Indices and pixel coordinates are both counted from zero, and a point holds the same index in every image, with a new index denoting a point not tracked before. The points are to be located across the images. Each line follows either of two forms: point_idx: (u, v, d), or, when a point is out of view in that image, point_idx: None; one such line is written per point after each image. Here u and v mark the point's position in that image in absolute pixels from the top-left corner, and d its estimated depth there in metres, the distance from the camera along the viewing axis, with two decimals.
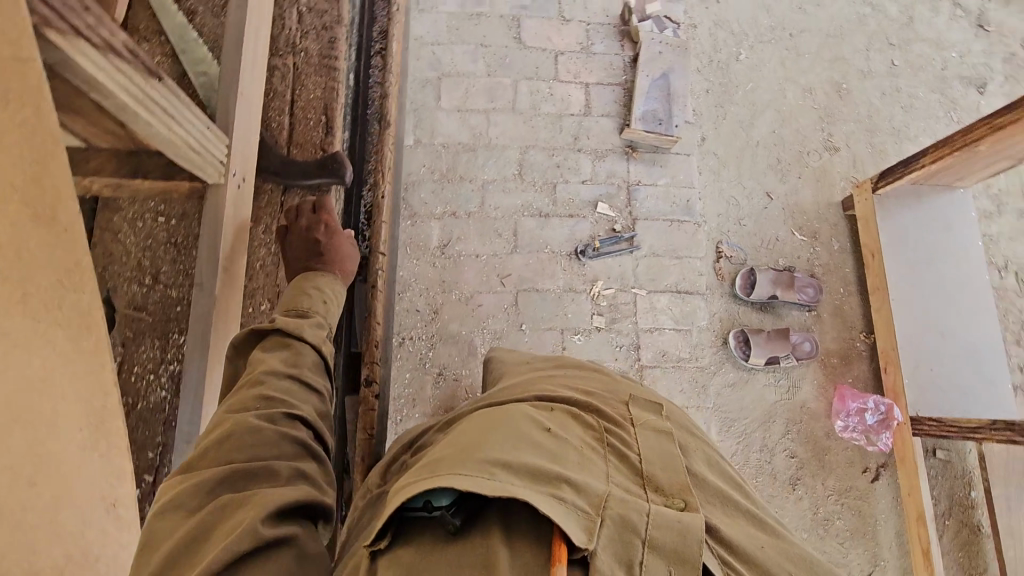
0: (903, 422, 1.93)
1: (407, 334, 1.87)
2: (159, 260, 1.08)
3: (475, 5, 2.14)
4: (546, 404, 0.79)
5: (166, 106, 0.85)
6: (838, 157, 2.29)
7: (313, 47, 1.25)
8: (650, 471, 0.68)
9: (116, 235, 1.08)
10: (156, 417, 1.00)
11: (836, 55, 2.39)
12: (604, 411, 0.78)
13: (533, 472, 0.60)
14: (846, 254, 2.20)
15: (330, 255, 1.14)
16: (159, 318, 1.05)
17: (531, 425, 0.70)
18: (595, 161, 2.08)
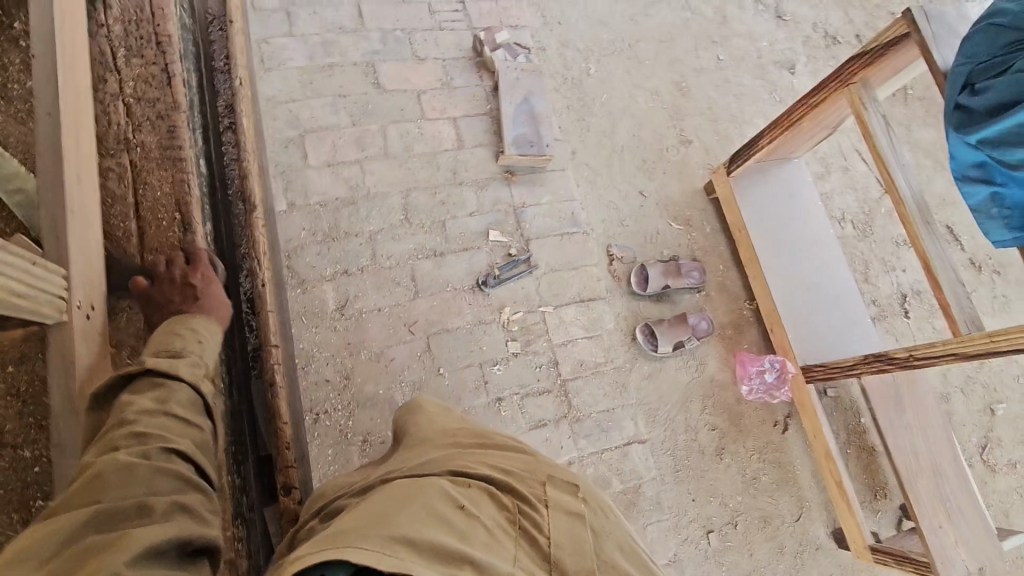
0: (797, 372, 2.14)
1: (322, 409, 1.75)
2: (3, 419, 0.99)
3: (324, 56, 2.08)
4: (465, 481, 0.88)
5: None
6: (693, 148, 2.50)
7: (150, 141, 1.15)
8: (558, 557, 0.76)
9: None
10: None
11: (671, 57, 2.62)
12: (520, 492, 0.87)
13: (436, 553, 0.68)
14: (718, 234, 2.40)
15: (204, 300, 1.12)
16: (15, 489, 0.97)
17: (445, 503, 0.79)
18: (478, 191, 2.10)
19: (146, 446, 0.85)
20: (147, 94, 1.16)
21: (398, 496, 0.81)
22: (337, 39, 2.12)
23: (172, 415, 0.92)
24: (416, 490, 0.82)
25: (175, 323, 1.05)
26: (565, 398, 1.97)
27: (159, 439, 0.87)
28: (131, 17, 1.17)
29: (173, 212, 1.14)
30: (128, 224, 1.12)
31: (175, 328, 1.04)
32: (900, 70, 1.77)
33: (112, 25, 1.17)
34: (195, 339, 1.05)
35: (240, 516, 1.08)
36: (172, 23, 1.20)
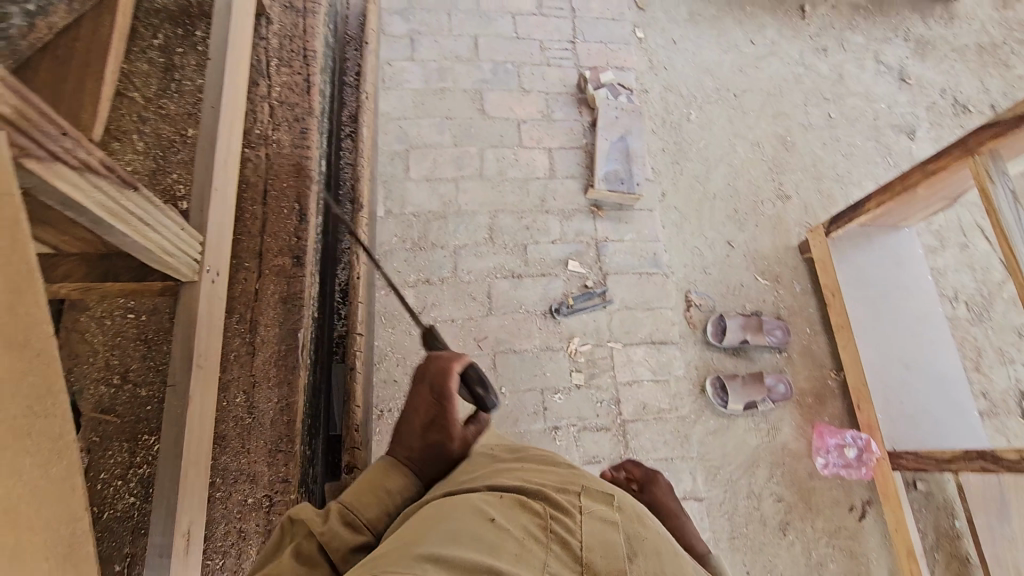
0: (882, 456, 1.96)
1: (386, 407, 1.83)
2: (128, 358, 1.09)
3: (438, 81, 2.24)
4: (497, 493, 0.88)
5: (143, 214, 0.84)
6: (791, 204, 2.41)
7: (286, 135, 1.26)
8: (589, 559, 0.78)
9: (84, 335, 1.09)
10: (127, 522, 1.01)
11: (778, 110, 2.57)
12: (551, 498, 0.88)
13: (466, 569, 0.69)
14: (809, 294, 2.28)
15: (426, 451, 1.05)
16: (127, 421, 1.07)
17: (476, 518, 0.80)
18: (563, 221, 2.15)
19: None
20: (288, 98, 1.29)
21: (432, 515, 0.82)
22: (452, 66, 2.28)
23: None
24: (448, 507, 0.84)
25: (381, 477, 0.99)
26: (623, 438, 1.93)
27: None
28: (287, 33, 1.34)
29: (295, 193, 1.21)
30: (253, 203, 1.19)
31: (370, 498, 0.96)
32: None
33: (268, 39, 1.32)
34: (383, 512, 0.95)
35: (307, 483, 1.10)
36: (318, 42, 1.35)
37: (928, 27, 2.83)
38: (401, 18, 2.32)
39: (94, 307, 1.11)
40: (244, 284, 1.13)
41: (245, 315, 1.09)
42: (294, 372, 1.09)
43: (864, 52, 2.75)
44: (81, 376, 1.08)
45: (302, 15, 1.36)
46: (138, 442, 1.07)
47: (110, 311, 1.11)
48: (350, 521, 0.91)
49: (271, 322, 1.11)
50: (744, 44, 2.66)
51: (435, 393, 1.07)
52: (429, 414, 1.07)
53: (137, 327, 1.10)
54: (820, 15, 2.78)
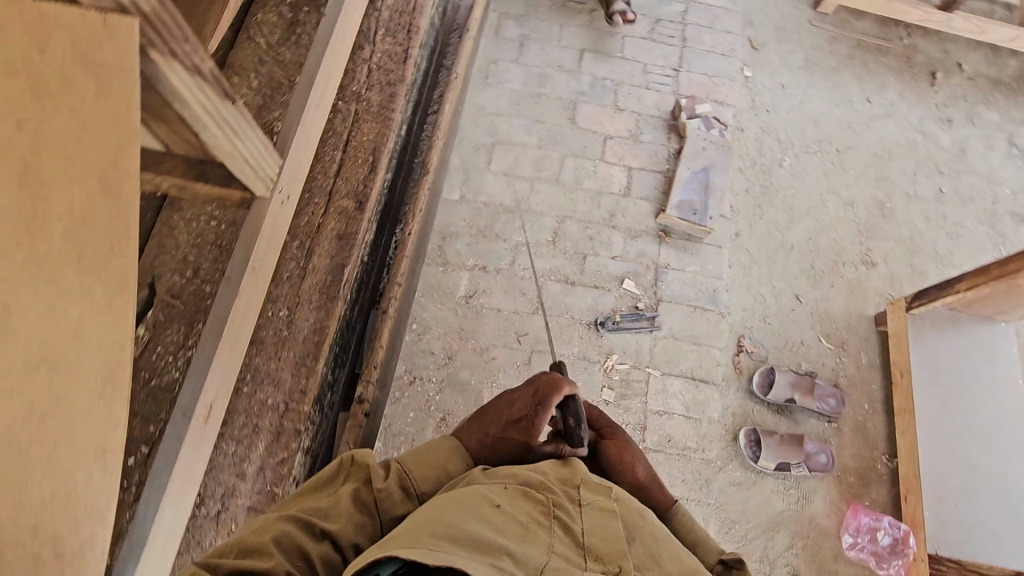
0: (921, 558, 1.74)
1: (419, 374, 1.92)
2: (204, 257, 1.00)
3: (537, 86, 2.34)
4: (500, 481, 0.89)
5: (236, 125, 0.80)
6: (875, 272, 2.26)
7: (382, 65, 1.19)
8: (590, 543, 0.81)
9: (173, 230, 1.01)
10: (164, 395, 0.90)
11: (881, 174, 2.43)
12: (552, 487, 0.89)
13: (479, 546, 0.72)
14: (874, 369, 2.12)
15: (496, 445, 1.01)
16: (189, 307, 0.96)
17: (482, 501, 0.81)
18: (628, 240, 2.16)
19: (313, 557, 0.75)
20: (394, 32, 1.23)
21: (440, 498, 0.83)
22: (552, 74, 2.36)
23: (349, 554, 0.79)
24: (455, 491, 0.84)
25: (446, 452, 0.97)
26: None
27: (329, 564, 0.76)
28: (400, 6, 1.26)
29: (379, 122, 1.14)
30: (339, 123, 1.12)
31: (431, 467, 0.94)
32: None
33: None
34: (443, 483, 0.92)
35: (319, 406, 1.01)
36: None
37: None
38: (516, 23, 2.44)
39: (185, 204, 1.03)
40: (312, 201, 1.06)
41: (305, 231, 1.04)
42: (336, 298, 1.01)
43: (995, 130, 2.54)
44: (160, 264, 0.99)
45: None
46: (193, 330, 0.96)
47: (199, 216, 1.02)
48: (409, 485, 0.89)
49: (325, 242, 1.04)
50: (859, 101, 2.55)
51: (536, 400, 1.03)
52: (517, 415, 1.02)
53: (217, 230, 1.01)
54: (953, 84, 2.61)
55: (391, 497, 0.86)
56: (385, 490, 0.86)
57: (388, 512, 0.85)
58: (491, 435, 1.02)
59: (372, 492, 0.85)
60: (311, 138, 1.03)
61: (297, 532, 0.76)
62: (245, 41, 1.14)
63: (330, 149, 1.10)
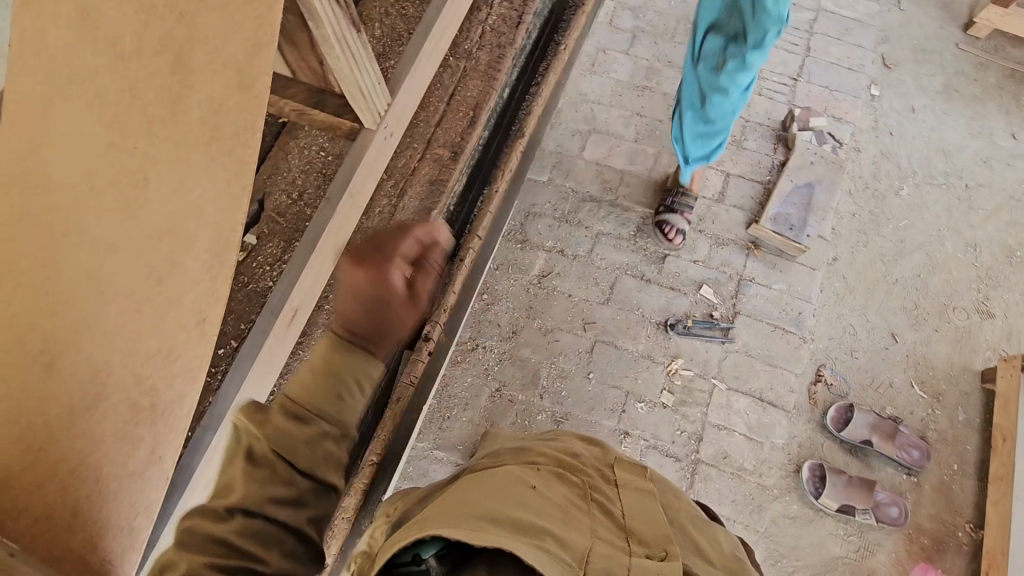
0: None
1: (482, 343, 1.96)
2: (309, 183, 1.08)
3: (643, 79, 2.30)
4: (533, 467, 0.84)
5: (356, 53, 0.87)
6: (990, 324, 2.03)
7: (496, 27, 1.21)
8: (632, 528, 0.77)
9: (286, 155, 1.10)
10: (256, 299, 0.98)
11: (1016, 219, 2.17)
12: (586, 477, 0.86)
13: (521, 527, 0.66)
14: (971, 429, 1.90)
15: (371, 313, 0.75)
16: (290, 226, 1.05)
17: (519, 483, 0.76)
18: (713, 246, 2.08)
19: (251, 544, 0.60)
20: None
21: (473, 481, 0.78)
22: (661, 69, 2.32)
23: (285, 511, 0.64)
24: (490, 473, 0.80)
25: (329, 357, 0.73)
26: (690, 476, 1.82)
27: (277, 538, 0.62)
28: None
29: (485, 81, 1.17)
30: (447, 79, 1.17)
31: (312, 386, 0.72)
32: None
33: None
34: (338, 395, 0.73)
35: None
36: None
37: None
38: (632, 14, 2.42)
39: (301, 133, 1.12)
40: (411, 146, 1.12)
41: (401, 173, 1.10)
42: None
43: None
44: (271, 183, 1.08)
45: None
46: (290, 247, 1.03)
47: (311, 146, 1.11)
48: (300, 414, 0.70)
49: (417, 186, 1.09)
50: (1002, 136, 2.30)
51: (378, 240, 0.79)
52: (362, 262, 0.76)
53: (325, 160, 1.10)
54: None
55: (285, 437, 0.68)
56: (275, 433, 0.67)
57: (291, 452, 0.67)
58: (355, 304, 0.75)
59: (266, 443, 0.66)
60: (420, 86, 1.07)
61: (207, 522, 0.60)
62: None
63: (436, 100, 1.15)
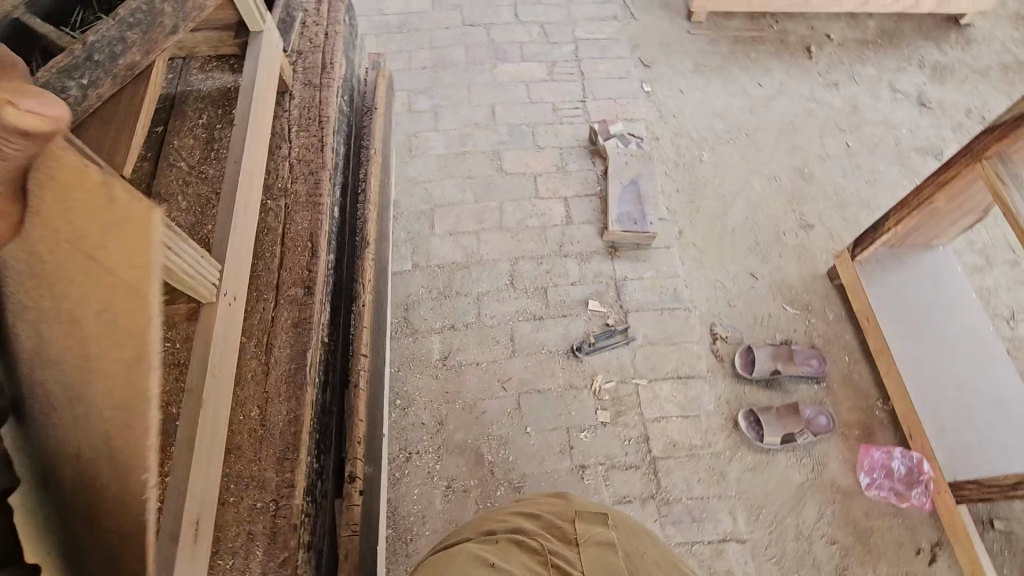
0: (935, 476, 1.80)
1: (414, 449, 1.89)
2: (248, 390, 1.01)
3: (460, 146, 2.47)
4: (492, 539, 1.02)
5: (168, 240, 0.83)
6: (814, 233, 2.37)
7: (302, 158, 1.25)
8: None
9: (249, 371, 1.03)
10: (254, 510, 0.92)
11: (792, 144, 2.60)
12: (545, 537, 1.02)
13: None
14: (843, 322, 2.16)
15: None
16: (234, 440, 0.97)
17: (480, 564, 0.94)
18: (582, 263, 2.23)
19: None
20: (306, 127, 1.29)
21: (442, 564, 0.97)
22: (472, 133, 2.51)
23: None
24: (456, 556, 0.98)
25: None
26: (654, 477, 1.88)
27: None
28: (306, 103, 1.31)
29: (310, 209, 1.19)
30: (272, 221, 1.17)
31: None
32: None
33: (293, 83, 1.34)
34: None
35: (312, 496, 0.99)
36: (336, 78, 1.37)
37: (943, 54, 2.95)
38: (426, 95, 2.60)
39: (250, 345, 1.05)
40: (261, 298, 1.09)
41: (261, 330, 1.06)
42: (302, 386, 1.02)
43: (878, 83, 2.83)
44: (236, 413, 0.99)
45: (321, 49, 1.40)
46: (240, 456, 0.96)
47: (255, 357, 1.04)
48: None
49: (283, 334, 1.06)
50: (752, 87, 2.76)
51: None
52: None
53: (258, 358, 1.04)
54: (828, 53, 2.91)
55: None
56: None
57: None
58: None
59: None
60: (248, 238, 1.05)
61: None
62: (170, 193, 1.20)
63: (270, 246, 1.14)
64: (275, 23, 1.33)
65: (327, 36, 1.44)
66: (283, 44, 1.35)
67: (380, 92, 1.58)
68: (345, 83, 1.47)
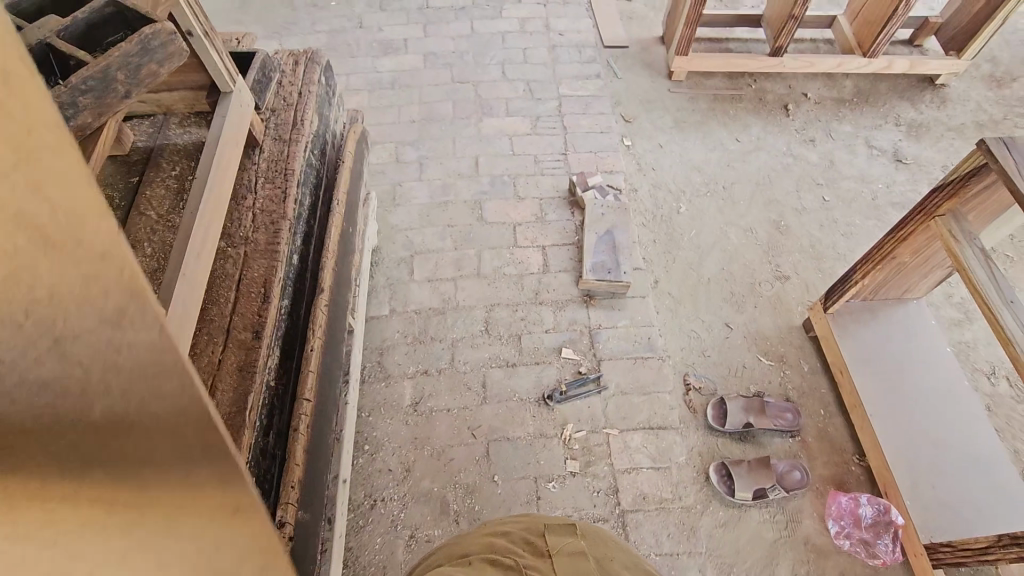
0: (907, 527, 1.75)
1: (380, 496, 1.88)
2: None
3: (443, 195, 2.56)
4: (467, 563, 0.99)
5: None
6: (790, 284, 2.39)
7: (265, 208, 1.32)
8: None
9: None
10: None
11: (769, 197, 2.66)
12: (518, 554, 0.99)
13: None
14: (819, 375, 2.15)
15: None
16: None
17: None
18: (557, 311, 2.26)
19: None
20: (272, 179, 1.37)
21: None
22: (455, 183, 2.60)
23: None
24: None
25: None
26: (622, 531, 1.83)
27: None
28: (274, 158, 1.40)
29: (268, 256, 1.24)
30: (230, 267, 1.23)
31: None
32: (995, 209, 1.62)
33: (263, 138, 1.44)
34: None
35: None
36: (305, 134, 1.46)
37: (918, 112, 3.03)
38: (413, 147, 2.71)
39: None
40: (211, 342, 1.13)
41: (206, 372, 1.09)
42: (241, 428, 1.03)
43: (854, 139, 2.91)
44: None
45: (293, 108, 1.51)
46: None
47: None
48: None
49: (227, 376, 1.09)
50: (730, 142, 2.85)
51: None
52: None
53: None
54: (805, 111, 3.01)
55: None
56: None
57: None
58: None
59: None
60: (199, 284, 1.10)
61: None
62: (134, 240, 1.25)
63: (225, 292, 1.19)
64: (251, 84, 1.43)
65: (300, 95, 1.54)
66: (257, 102, 1.45)
67: (351, 147, 1.67)
68: (316, 138, 1.56)
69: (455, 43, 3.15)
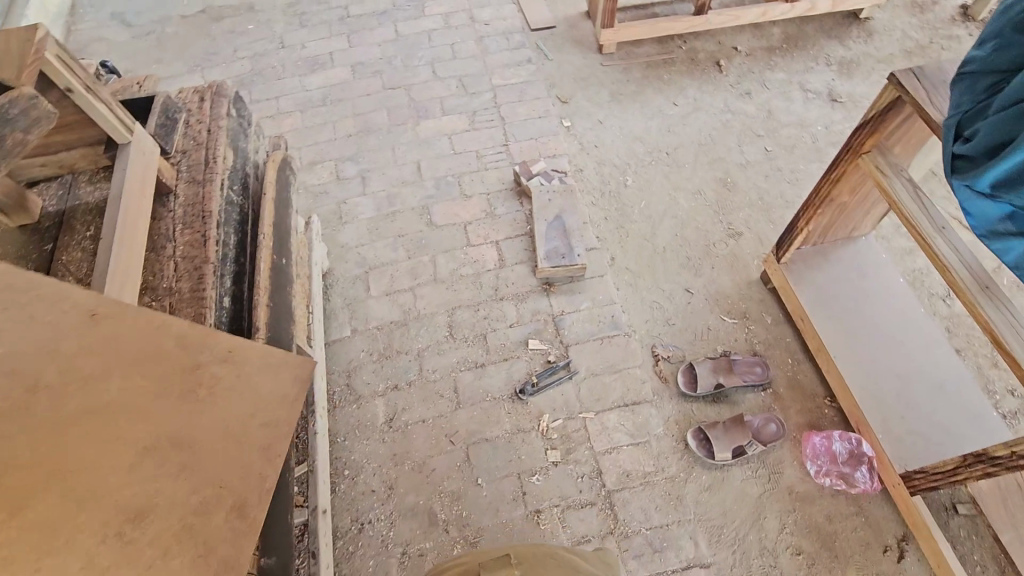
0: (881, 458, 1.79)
1: (366, 518, 1.87)
2: None
3: (389, 206, 2.53)
4: None
5: None
6: (743, 240, 2.40)
7: (186, 255, 1.29)
8: None
9: None
10: None
11: (712, 157, 2.66)
12: None
13: None
14: (782, 325, 2.18)
15: None
16: None
17: None
18: (518, 304, 2.25)
19: None
20: (191, 223, 1.34)
21: None
22: (400, 192, 2.57)
23: None
24: None
25: None
26: (611, 512, 1.85)
27: None
28: (189, 201, 1.37)
29: (194, 303, 1.21)
30: None
31: None
32: (916, 138, 1.64)
33: (176, 183, 1.40)
34: None
35: None
36: (218, 172, 1.43)
37: (847, 49, 3.05)
38: (353, 162, 2.67)
39: None
40: None
41: None
42: None
43: (788, 86, 2.92)
44: None
45: (203, 146, 1.47)
46: None
47: None
48: None
49: None
50: (668, 108, 2.85)
51: None
52: None
53: None
54: (737, 64, 3.02)
55: None
56: None
57: None
58: None
59: None
60: None
61: None
62: None
63: None
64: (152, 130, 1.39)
65: (210, 132, 1.50)
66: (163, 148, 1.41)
67: (273, 176, 1.64)
68: (233, 173, 1.53)
69: (381, 49, 3.10)
